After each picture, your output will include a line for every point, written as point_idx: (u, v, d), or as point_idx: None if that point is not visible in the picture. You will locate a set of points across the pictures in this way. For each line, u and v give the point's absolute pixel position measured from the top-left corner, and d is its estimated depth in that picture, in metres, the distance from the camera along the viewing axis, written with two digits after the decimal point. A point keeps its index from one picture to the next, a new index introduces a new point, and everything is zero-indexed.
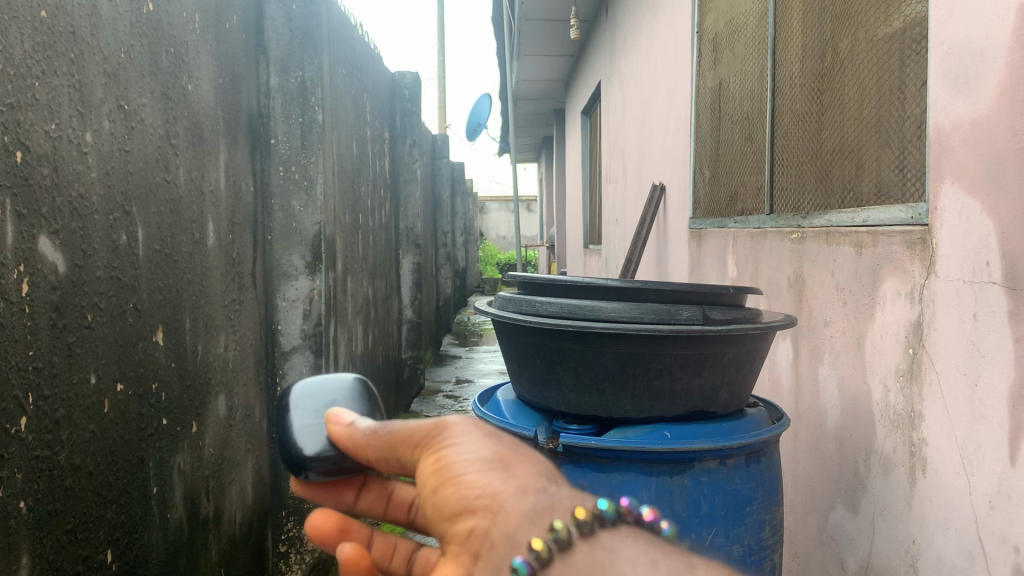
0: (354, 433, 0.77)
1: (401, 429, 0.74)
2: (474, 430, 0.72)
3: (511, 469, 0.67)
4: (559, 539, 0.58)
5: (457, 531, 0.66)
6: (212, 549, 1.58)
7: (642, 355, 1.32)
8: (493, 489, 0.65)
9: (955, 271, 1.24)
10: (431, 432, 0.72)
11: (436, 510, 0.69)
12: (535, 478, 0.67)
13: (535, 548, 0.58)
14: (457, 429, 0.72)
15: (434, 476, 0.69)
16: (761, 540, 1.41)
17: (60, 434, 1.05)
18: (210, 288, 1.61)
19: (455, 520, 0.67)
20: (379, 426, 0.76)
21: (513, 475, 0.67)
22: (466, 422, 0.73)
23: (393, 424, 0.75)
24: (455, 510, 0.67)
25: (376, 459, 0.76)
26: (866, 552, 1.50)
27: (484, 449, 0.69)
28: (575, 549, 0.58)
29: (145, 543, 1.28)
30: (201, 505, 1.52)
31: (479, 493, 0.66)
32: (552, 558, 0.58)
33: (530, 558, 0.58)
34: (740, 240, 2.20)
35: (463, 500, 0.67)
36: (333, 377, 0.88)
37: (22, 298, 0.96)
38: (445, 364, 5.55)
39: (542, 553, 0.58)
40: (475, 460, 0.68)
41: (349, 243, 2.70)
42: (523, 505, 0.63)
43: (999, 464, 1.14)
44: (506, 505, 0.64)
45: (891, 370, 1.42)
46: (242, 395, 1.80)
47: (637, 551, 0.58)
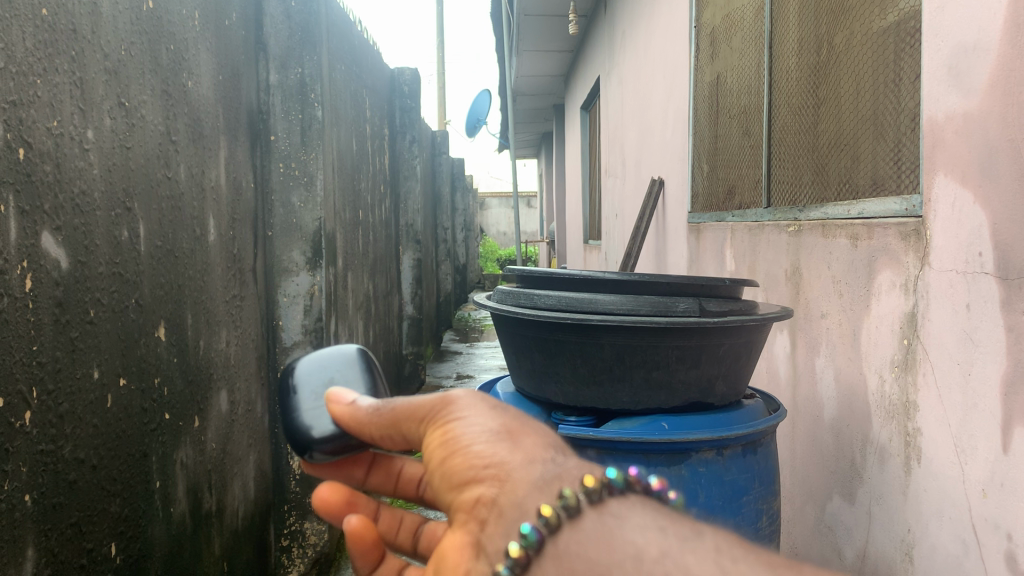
0: (357, 412, 0.79)
1: (404, 407, 0.75)
2: (479, 403, 0.73)
3: (518, 440, 0.68)
4: (568, 506, 0.59)
5: (464, 500, 0.68)
6: (215, 544, 1.59)
7: (640, 347, 1.33)
8: (501, 458, 0.66)
9: (949, 261, 1.25)
10: (436, 407, 0.73)
11: (445, 481, 0.71)
12: (542, 448, 0.67)
13: (544, 515, 0.59)
14: (462, 403, 0.73)
15: (441, 448, 0.71)
16: (757, 530, 1.42)
17: (64, 428, 1.07)
18: (211, 282, 1.62)
19: (462, 489, 0.69)
20: (381, 404, 0.78)
21: (521, 445, 0.68)
22: (471, 396, 0.74)
23: (395, 402, 0.76)
24: (465, 479, 0.68)
25: (379, 436, 0.78)
26: (862, 542, 1.51)
27: (491, 422, 0.70)
28: (583, 516, 0.59)
29: (147, 537, 1.29)
30: (204, 499, 1.53)
31: (487, 462, 0.67)
32: (561, 524, 0.59)
33: (539, 524, 0.59)
34: (738, 234, 2.20)
35: (470, 470, 0.68)
36: (331, 353, 0.90)
37: (25, 293, 0.98)
38: (445, 361, 5.57)
39: (551, 520, 0.59)
40: (482, 431, 0.69)
41: (349, 240, 2.71)
42: (532, 474, 0.64)
43: (993, 453, 1.15)
44: (514, 474, 0.65)
45: (886, 361, 1.43)
46: (243, 389, 1.81)
47: (644, 519, 0.58)
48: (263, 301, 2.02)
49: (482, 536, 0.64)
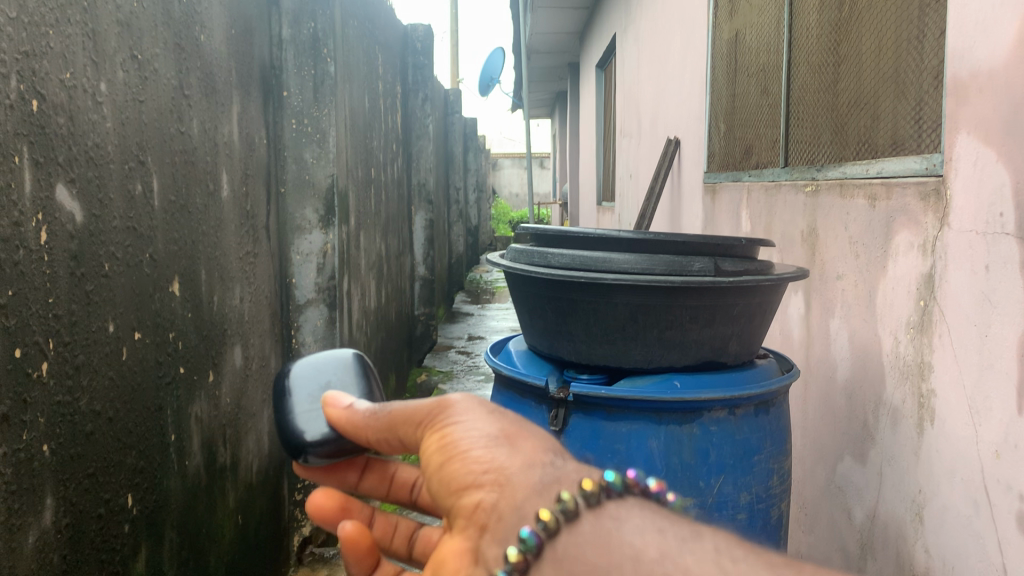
0: (353, 415, 0.83)
1: (401, 410, 0.77)
2: (476, 407, 0.74)
3: (517, 444, 0.69)
4: (566, 509, 0.59)
5: (464, 505, 0.69)
6: (230, 497, 1.61)
7: (654, 306, 1.33)
8: (499, 463, 0.67)
9: (968, 223, 1.24)
10: (432, 412, 0.75)
11: (444, 487, 0.72)
12: (543, 451, 0.68)
13: (542, 519, 0.60)
14: (459, 407, 0.74)
15: (440, 452, 0.72)
16: (768, 489, 1.43)
17: (81, 380, 1.08)
18: (225, 239, 1.62)
19: (461, 495, 0.70)
20: (377, 409, 0.81)
21: (519, 449, 0.68)
22: (468, 399, 0.75)
23: (391, 406, 0.79)
24: (464, 485, 0.69)
25: (376, 438, 0.81)
26: (872, 503, 1.51)
27: (489, 426, 0.71)
28: (581, 519, 0.59)
29: (163, 489, 1.31)
30: (218, 453, 1.55)
31: (486, 468, 0.68)
32: (559, 528, 0.59)
33: (537, 529, 0.60)
34: (754, 194, 2.18)
35: (469, 475, 0.69)
36: (328, 356, 0.95)
37: (40, 246, 0.98)
38: (457, 322, 5.58)
39: (549, 524, 0.59)
40: (480, 437, 0.70)
41: (361, 199, 2.70)
42: (531, 478, 0.65)
43: (1007, 415, 1.15)
44: (513, 479, 0.65)
45: (901, 323, 1.42)
46: (257, 345, 1.82)
47: (644, 520, 0.58)
48: (276, 258, 2.03)
49: (482, 544, 0.65)
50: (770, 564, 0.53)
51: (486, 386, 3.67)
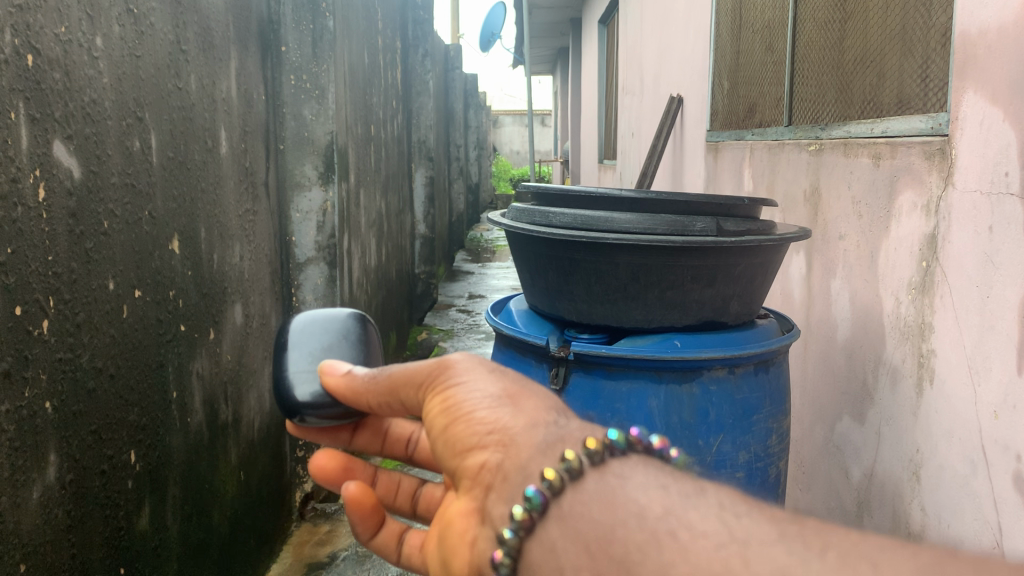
0: (352, 381, 0.82)
1: (400, 373, 0.76)
2: (478, 367, 0.70)
3: (520, 403, 0.65)
4: (572, 469, 0.53)
5: (469, 467, 0.65)
6: (232, 454, 1.63)
7: (655, 267, 1.32)
8: (504, 424, 0.63)
9: (973, 182, 1.23)
10: (432, 373, 0.72)
11: (449, 449, 0.68)
12: (545, 411, 0.64)
13: (547, 478, 0.53)
14: (461, 367, 0.71)
15: (444, 415, 0.69)
16: (767, 447, 1.44)
17: (81, 337, 1.08)
18: (224, 196, 1.61)
19: (466, 456, 0.66)
20: (377, 372, 0.80)
21: (523, 409, 0.64)
22: (471, 359, 0.72)
23: (389, 369, 0.77)
24: (470, 445, 0.65)
25: (376, 402, 0.80)
26: (870, 461, 1.53)
27: (494, 387, 0.68)
28: (586, 479, 0.52)
29: (165, 445, 1.32)
30: (220, 410, 1.56)
31: (491, 428, 0.64)
32: (564, 488, 0.53)
33: (542, 488, 0.54)
34: (757, 153, 2.17)
35: (473, 436, 0.65)
36: (331, 314, 0.95)
37: (38, 203, 0.97)
38: (458, 280, 5.59)
39: (555, 482, 0.53)
40: (484, 397, 0.67)
41: (362, 157, 2.69)
42: (535, 437, 0.60)
43: (1006, 375, 1.15)
44: (518, 438, 0.61)
45: (903, 283, 1.42)
46: (258, 303, 1.82)
47: (648, 477, 0.51)
48: (276, 216, 2.02)
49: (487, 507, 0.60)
50: (775, 518, 0.46)
51: (487, 345, 3.70)
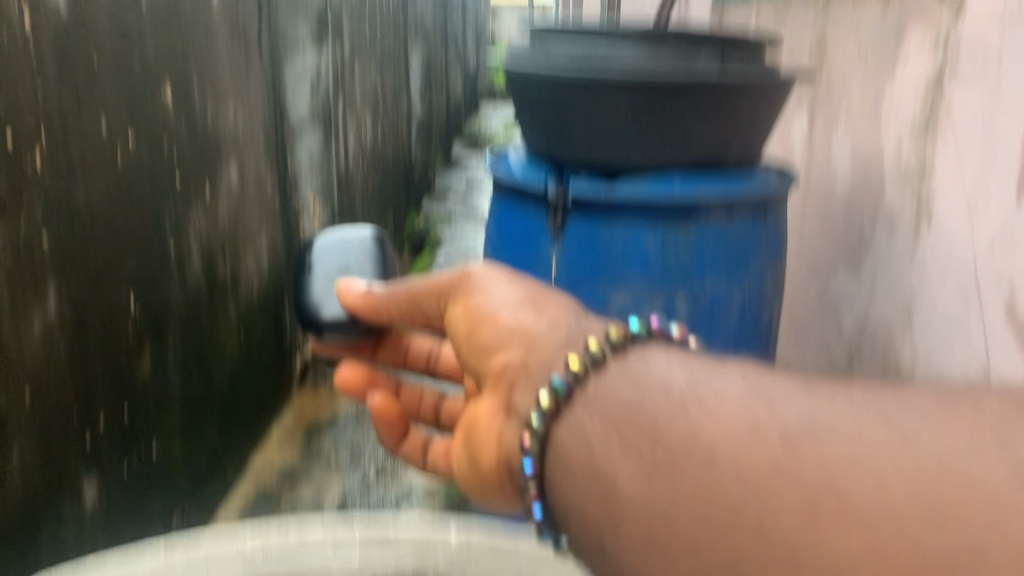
0: (371, 298, 1.08)
1: (418, 288, 0.97)
2: (498, 276, 0.86)
3: (540, 307, 0.77)
4: (594, 359, 0.64)
5: (494, 367, 0.78)
6: (231, 313, 1.64)
7: (658, 105, 1.30)
8: (526, 326, 0.75)
9: (983, 10, 1.20)
10: (457, 282, 0.90)
11: (475, 352, 0.83)
12: (563, 313, 0.75)
13: (572, 369, 0.64)
14: (483, 276, 0.87)
15: (471, 319, 0.84)
16: (760, 293, 1.46)
17: (76, 176, 1.07)
18: (216, 49, 1.57)
19: (490, 358, 0.79)
20: (394, 290, 1.03)
21: (543, 312, 0.77)
22: (490, 270, 0.88)
23: (407, 286, 1.00)
24: (494, 347, 0.79)
25: (393, 313, 1.05)
26: (863, 310, 1.55)
27: (514, 295, 0.81)
28: (608, 366, 0.63)
29: (165, 295, 1.33)
30: (218, 268, 1.56)
31: (514, 330, 0.76)
32: (587, 376, 0.63)
33: (567, 378, 0.64)
34: (760, 16, 2.11)
35: (499, 339, 0.78)
36: (347, 238, 1.31)
37: (25, 30, 0.95)
38: (456, 168, 5.53)
39: (579, 372, 0.63)
40: (507, 303, 0.81)
41: (357, 24, 2.61)
42: (556, 335, 0.72)
43: (1005, 205, 1.14)
44: (541, 338, 0.73)
45: (906, 123, 1.41)
46: (253, 165, 1.80)
47: (669, 360, 0.62)
48: (270, 76, 1.91)
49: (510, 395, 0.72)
50: (793, 384, 0.56)
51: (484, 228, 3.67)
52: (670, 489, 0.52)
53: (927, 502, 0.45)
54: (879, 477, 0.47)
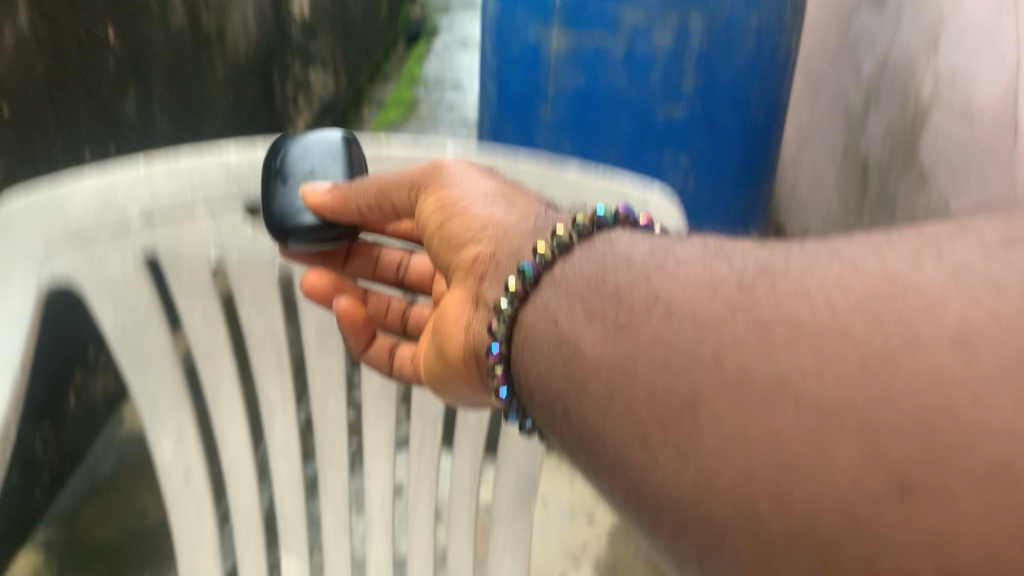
0: (342, 194, 1.03)
1: (395, 179, 1.00)
2: (469, 171, 0.98)
3: (512, 204, 0.91)
4: (561, 244, 0.77)
5: (465, 261, 0.90)
6: (216, 69, 1.58)
7: None
8: (498, 222, 0.88)
9: None
10: (430, 174, 0.99)
11: (445, 242, 0.94)
12: (531, 208, 0.89)
13: (541, 254, 0.77)
14: (454, 171, 0.98)
15: (444, 212, 0.95)
16: (778, 21, 1.46)
17: None
18: None
19: (461, 251, 0.91)
20: (364, 181, 1.01)
21: (515, 208, 0.90)
22: (460, 164, 0.99)
23: (381, 177, 1.00)
24: (465, 239, 0.91)
25: (364, 206, 1.02)
26: (886, 43, 1.57)
27: (486, 192, 0.94)
28: (574, 251, 0.77)
29: (145, 40, 1.31)
30: (203, 17, 1.48)
31: (486, 225, 0.89)
32: (555, 259, 0.77)
33: (536, 264, 0.77)
34: None
35: (470, 233, 0.90)
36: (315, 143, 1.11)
37: None
38: None
39: (547, 256, 0.77)
40: (478, 198, 0.93)
41: None
42: (526, 225, 0.85)
43: None
44: (512, 230, 0.86)
45: None
46: None
47: (631, 238, 0.76)
48: None
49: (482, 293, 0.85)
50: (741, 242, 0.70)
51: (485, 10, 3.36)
52: (626, 342, 0.63)
53: (861, 299, 0.55)
54: (829, 298, 0.56)
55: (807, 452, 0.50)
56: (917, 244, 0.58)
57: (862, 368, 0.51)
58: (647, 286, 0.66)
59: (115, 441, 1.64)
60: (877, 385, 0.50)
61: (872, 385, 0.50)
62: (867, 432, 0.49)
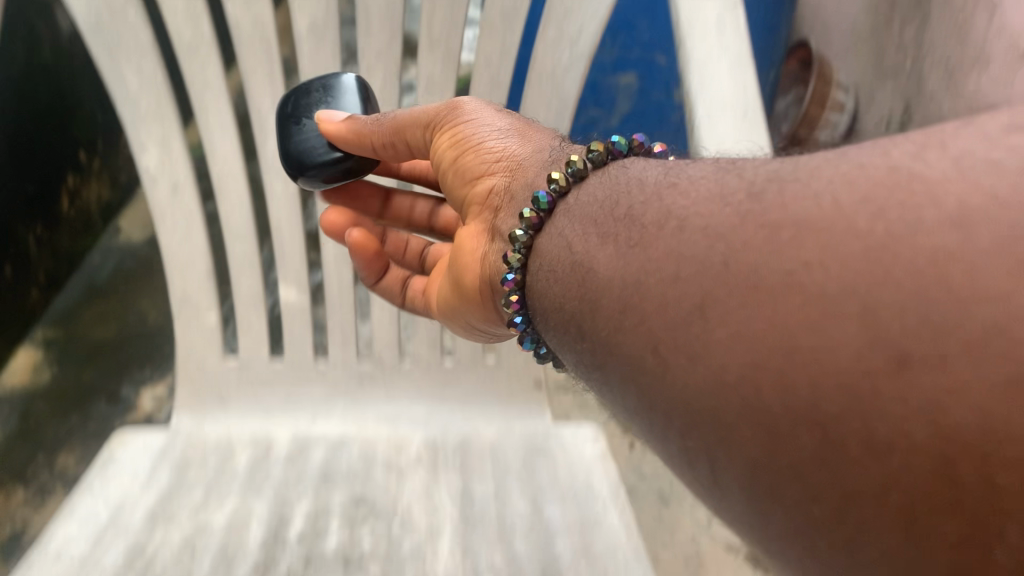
0: (357, 129, 1.22)
1: (408, 117, 1.19)
2: (484, 108, 1.19)
3: (526, 137, 1.14)
4: (575, 171, 0.95)
5: (481, 191, 1.13)
6: None
7: None
8: (512, 156, 1.11)
9: None
10: (448, 112, 1.18)
11: (461, 174, 1.16)
12: (544, 142, 1.12)
13: (555, 182, 0.96)
14: (470, 109, 1.17)
15: (460, 147, 1.15)
16: None
17: None
18: None
19: (478, 183, 1.14)
20: (379, 120, 1.21)
21: (529, 141, 1.13)
22: (475, 103, 1.19)
23: (396, 117, 1.20)
24: (481, 172, 1.13)
25: (378, 140, 1.22)
26: None
27: (504, 126, 1.16)
28: (589, 177, 0.95)
29: None
30: None
31: (500, 160, 1.11)
32: (569, 187, 0.96)
33: (550, 194, 0.96)
34: None
35: (485, 167, 1.12)
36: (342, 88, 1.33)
37: None
38: None
39: (562, 186, 0.95)
40: (494, 133, 1.14)
41: None
42: (538, 160, 1.07)
43: None
44: (524, 164, 1.09)
45: None
46: None
47: (647, 163, 0.91)
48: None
49: (498, 222, 1.09)
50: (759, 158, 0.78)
51: None
52: (639, 258, 0.75)
53: (862, 187, 0.59)
54: (835, 194, 0.61)
55: (809, 337, 0.56)
56: (924, 133, 0.64)
57: (865, 252, 0.56)
58: (659, 204, 0.78)
59: (114, 249, 2.16)
60: (875, 266, 0.55)
61: (876, 258, 0.55)
62: (868, 313, 0.54)
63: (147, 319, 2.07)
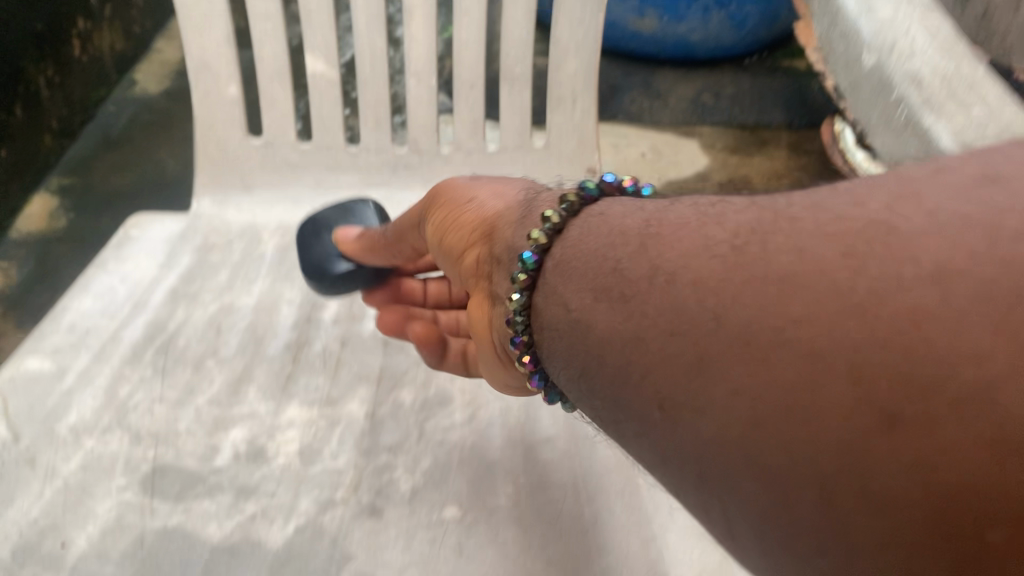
0: (371, 240, 1.36)
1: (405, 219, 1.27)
2: (461, 182, 1.16)
3: (505, 195, 1.09)
4: (552, 226, 0.89)
5: (472, 261, 1.06)
6: None
7: None
8: (492, 217, 1.05)
9: None
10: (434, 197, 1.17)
11: (449, 249, 1.12)
12: (517, 196, 1.07)
13: (537, 242, 0.88)
14: (453, 185, 1.15)
15: (447, 225, 1.11)
16: None
17: None
18: None
19: (466, 254, 1.08)
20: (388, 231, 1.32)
21: (507, 198, 1.07)
22: (456, 180, 1.17)
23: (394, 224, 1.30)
24: (466, 245, 1.08)
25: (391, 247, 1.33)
26: None
27: (484, 192, 1.11)
28: (570, 227, 0.89)
29: None
30: None
31: (482, 224, 1.05)
32: (550, 245, 0.88)
33: (535, 252, 0.88)
34: None
35: (473, 235, 1.06)
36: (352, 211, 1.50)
37: None
38: None
39: (543, 244, 0.88)
40: (478, 201, 1.09)
41: None
42: (515, 214, 1.01)
43: None
44: (502, 220, 1.02)
45: None
46: None
47: (625, 208, 0.87)
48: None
49: (493, 286, 0.99)
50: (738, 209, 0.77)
51: None
52: (637, 309, 0.73)
53: (842, 241, 0.65)
54: (804, 249, 0.66)
55: (806, 395, 0.59)
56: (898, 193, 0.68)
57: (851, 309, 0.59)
58: (648, 255, 0.76)
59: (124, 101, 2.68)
60: (860, 324, 0.59)
61: (865, 322, 0.58)
62: (854, 369, 0.57)
63: (169, 168, 2.47)
